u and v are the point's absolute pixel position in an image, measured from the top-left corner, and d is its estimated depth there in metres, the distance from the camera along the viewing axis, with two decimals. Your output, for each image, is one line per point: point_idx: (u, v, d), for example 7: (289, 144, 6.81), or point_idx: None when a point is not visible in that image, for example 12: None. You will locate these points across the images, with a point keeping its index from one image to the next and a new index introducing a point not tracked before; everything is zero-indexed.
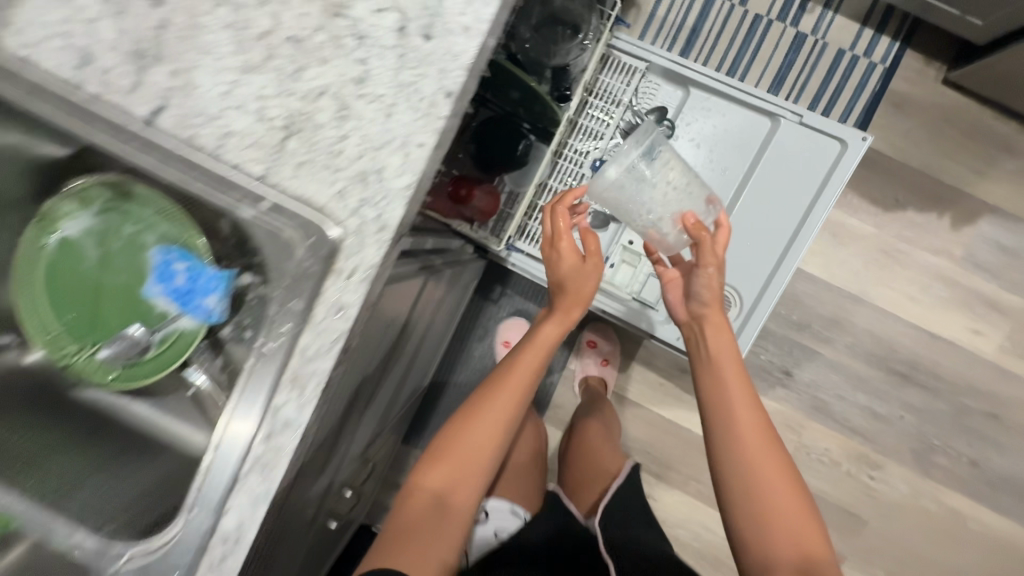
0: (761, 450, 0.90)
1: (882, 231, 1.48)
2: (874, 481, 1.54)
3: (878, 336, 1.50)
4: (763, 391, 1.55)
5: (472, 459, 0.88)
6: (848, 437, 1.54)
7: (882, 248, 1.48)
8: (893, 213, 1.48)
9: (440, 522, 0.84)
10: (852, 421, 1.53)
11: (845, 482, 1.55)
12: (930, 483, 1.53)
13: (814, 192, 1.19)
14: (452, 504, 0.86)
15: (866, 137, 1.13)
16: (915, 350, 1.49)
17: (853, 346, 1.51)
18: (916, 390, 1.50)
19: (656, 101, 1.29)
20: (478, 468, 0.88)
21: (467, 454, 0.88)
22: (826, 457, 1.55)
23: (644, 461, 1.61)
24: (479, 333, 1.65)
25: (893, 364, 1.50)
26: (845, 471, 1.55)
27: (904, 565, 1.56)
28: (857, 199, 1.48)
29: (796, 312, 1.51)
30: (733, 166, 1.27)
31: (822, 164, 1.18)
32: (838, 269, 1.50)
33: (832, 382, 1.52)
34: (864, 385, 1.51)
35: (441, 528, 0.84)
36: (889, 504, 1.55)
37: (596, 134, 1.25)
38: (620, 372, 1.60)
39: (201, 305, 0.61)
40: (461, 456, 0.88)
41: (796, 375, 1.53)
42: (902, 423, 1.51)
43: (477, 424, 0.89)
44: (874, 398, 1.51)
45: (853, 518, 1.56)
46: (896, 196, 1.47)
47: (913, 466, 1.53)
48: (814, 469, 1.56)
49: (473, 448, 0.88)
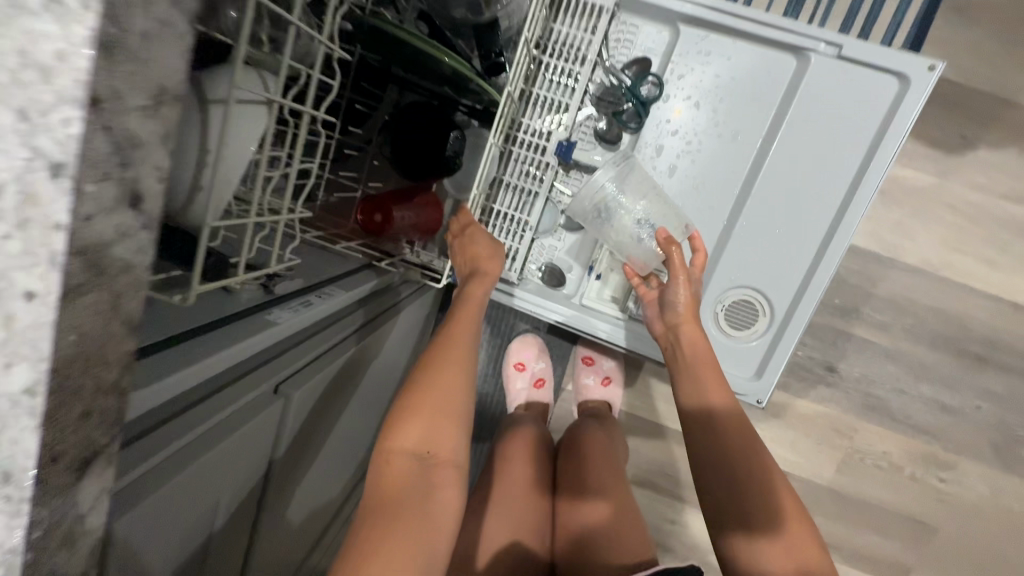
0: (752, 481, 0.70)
1: (946, 180, 1.17)
2: (944, 484, 1.29)
3: (943, 312, 1.21)
4: (804, 392, 1.28)
5: (445, 435, 0.59)
6: (910, 436, 1.27)
7: (945, 202, 1.17)
8: (962, 156, 1.15)
9: (427, 496, 0.56)
10: (915, 417, 1.26)
11: (909, 488, 1.30)
12: (1012, 479, 1.27)
13: (861, 152, 0.89)
14: (438, 463, 0.58)
15: (935, 67, 0.82)
16: (991, 325, 1.21)
17: (914, 328, 1.22)
18: (992, 373, 1.23)
19: (635, 50, 0.95)
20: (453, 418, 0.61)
21: (437, 443, 0.59)
22: (885, 461, 1.29)
23: (665, 485, 1.37)
24: None
25: (964, 345, 1.22)
26: (909, 475, 1.29)
27: (982, 573, 1.32)
28: (912, 144, 1.16)
29: (837, 295, 1.23)
30: (746, 129, 0.93)
31: (871, 112, 0.87)
32: (890, 235, 1.20)
33: (889, 374, 1.25)
34: (928, 373, 1.24)
35: (429, 513, 0.55)
36: (964, 508, 1.29)
37: (558, 107, 0.93)
38: (627, 386, 1.35)
39: None
40: (430, 441, 0.59)
41: (842, 371, 1.26)
42: (978, 413, 1.24)
43: (437, 393, 0.61)
44: (941, 388, 1.24)
45: (921, 527, 1.31)
46: (962, 133, 1.15)
47: (991, 462, 1.27)
48: (870, 476, 1.30)
49: (444, 409, 0.60)
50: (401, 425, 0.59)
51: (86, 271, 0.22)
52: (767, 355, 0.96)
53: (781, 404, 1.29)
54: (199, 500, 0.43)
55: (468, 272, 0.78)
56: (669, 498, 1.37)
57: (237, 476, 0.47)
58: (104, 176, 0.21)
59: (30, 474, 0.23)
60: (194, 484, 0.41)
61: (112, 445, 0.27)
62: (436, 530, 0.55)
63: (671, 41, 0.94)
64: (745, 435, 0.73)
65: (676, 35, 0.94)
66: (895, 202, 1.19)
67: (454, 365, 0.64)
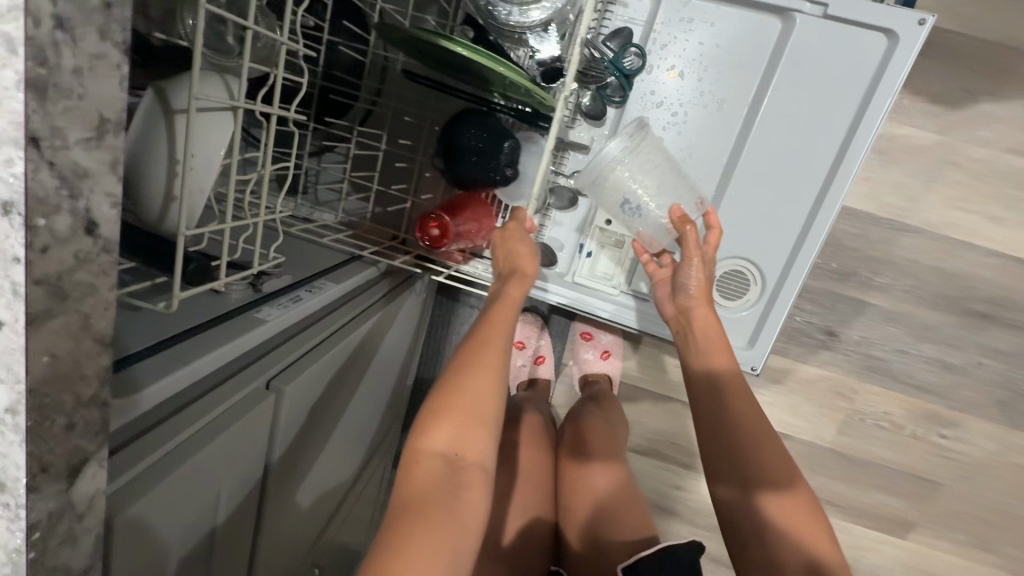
0: (763, 467, 0.73)
1: (946, 136, 1.14)
2: (947, 441, 1.29)
3: (944, 271, 1.20)
4: (805, 357, 1.28)
5: (473, 440, 0.60)
6: (911, 396, 1.27)
7: (946, 158, 1.15)
8: (963, 109, 1.12)
9: (454, 498, 0.57)
10: (916, 377, 1.26)
11: (912, 446, 1.31)
12: (1016, 434, 1.27)
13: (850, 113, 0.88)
14: (462, 468, 0.59)
15: (924, 20, 0.81)
16: (994, 282, 1.20)
17: (913, 289, 1.21)
18: (994, 330, 1.22)
19: (615, 20, 0.93)
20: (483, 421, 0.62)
21: (463, 447, 0.60)
22: (886, 421, 1.30)
23: (669, 453, 1.39)
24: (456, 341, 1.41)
25: (965, 303, 1.21)
26: (910, 434, 1.30)
27: (987, 525, 1.34)
28: (910, 99, 1.13)
29: (835, 259, 1.22)
30: (733, 96, 0.91)
31: (860, 72, 0.86)
32: (888, 195, 1.18)
33: (889, 336, 1.24)
34: (929, 333, 1.23)
35: (453, 518, 0.56)
36: (968, 463, 1.30)
37: None
38: (628, 360, 1.36)
39: None
40: (457, 445, 0.59)
41: (842, 335, 1.26)
42: (981, 370, 1.24)
43: (469, 398, 0.61)
44: (943, 347, 1.24)
45: (924, 484, 1.33)
46: (963, 85, 1.11)
47: (995, 418, 1.27)
48: (873, 436, 1.31)
49: (472, 414, 0.61)
50: (430, 427, 0.60)
51: (49, 296, 0.24)
52: (759, 323, 0.98)
53: (782, 370, 1.30)
54: (201, 493, 0.45)
55: (505, 272, 0.74)
56: (674, 466, 1.40)
57: (236, 469, 0.49)
58: (52, 209, 0.23)
59: (23, 480, 0.26)
60: (195, 478, 0.43)
61: (100, 453, 0.29)
62: (462, 529, 0.56)
63: (653, 8, 0.91)
64: (756, 423, 0.75)
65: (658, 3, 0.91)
66: (895, 161, 1.16)
67: (485, 366, 0.63)
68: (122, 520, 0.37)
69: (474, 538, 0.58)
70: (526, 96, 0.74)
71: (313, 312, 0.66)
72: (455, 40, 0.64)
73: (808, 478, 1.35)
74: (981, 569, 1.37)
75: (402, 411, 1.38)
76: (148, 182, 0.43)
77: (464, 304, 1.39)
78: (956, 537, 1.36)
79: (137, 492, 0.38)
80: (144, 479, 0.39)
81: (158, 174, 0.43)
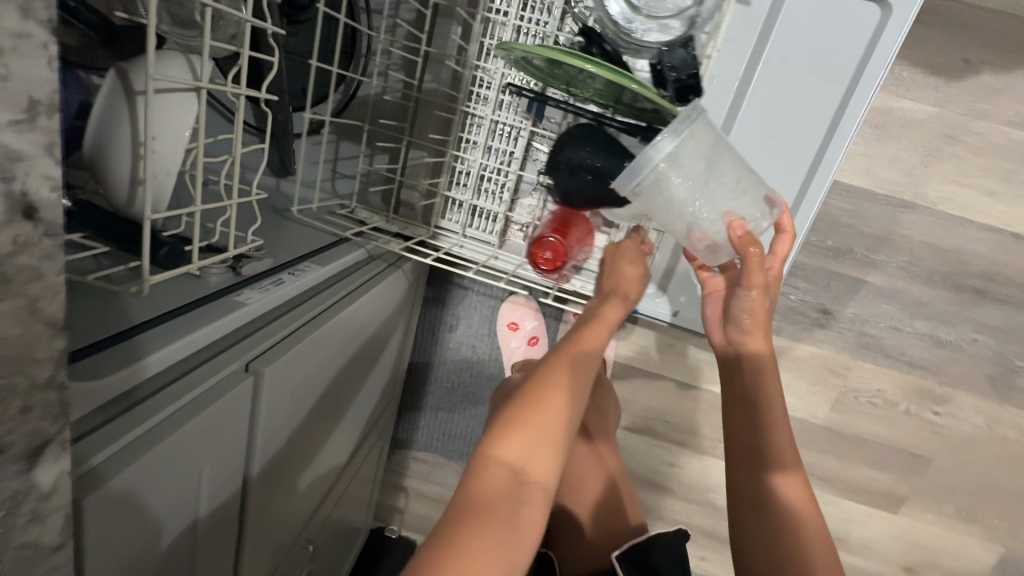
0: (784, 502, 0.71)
1: (945, 109, 1.11)
2: (940, 417, 1.30)
3: (940, 248, 1.19)
4: (798, 336, 1.28)
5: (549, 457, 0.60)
6: (904, 373, 1.28)
7: (944, 132, 1.12)
8: (963, 81, 1.09)
9: (515, 509, 0.57)
10: (910, 354, 1.26)
11: (905, 423, 1.31)
12: (1009, 409, 1.28)
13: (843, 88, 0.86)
14: (528, 484, 0.58)
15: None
16: (990, 258, 1.18)
17: (908, 266, 1.20)
18: (990, 306, 1.21)
19: None
20: (560, 435, 0.61)
21: (536, 459, 0.59)
22: (879, 398, 1.30)
23: (664, 432, 1.41)
24: (450, 323, 1.42)
25: (961, 279, 1.20)
26: (903, 411, 1.30)
27: (977, 499, 1.35)
28: (909, 72, 1.10)
29: (830, 236, 1.21)
30: (721, 74, 0.89)
31: (854, 46, 0.84)
32: (885, 171, 1.16)
33: (883, 313, 1.24)
34: (924, 310, 1.23)
35: (513, 527, 0.56)
36: (960, 439, 1.31)
37: None
38: (622, 340, 1.36)
39: None
40: (531, 456, 0.59)
41: (836, 313, 1.25)
42: (975, 347, 1.24)
43: (561, 409, 0.62)
44: (938, 324, 1.23)
45: (915, 459, 1.34)
46: (964, 56, 1.08)
47: (988, 394, 1.27)
48: (865, 414, 1.32)
49: (551, 427, 0.61)
50: (503, 433, 0.60)
51: None
52: None
53: (776, 349, 1.30)
54: (189, 468, 0.46)
55: (609, 291, 0.78)
56: (668, 444, 1.41)
57: (221, 447, 0.51)
58: None
59: None
60: (176, 455, 0.44)
61: (63, 436, 0.30)
62: (518, 542, 0.55)
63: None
64: (786, 454, 0.72)
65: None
66: (893, 136, 1.14)
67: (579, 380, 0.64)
68: (114, 488, 0.38)
69: (523, 558, 0.56)
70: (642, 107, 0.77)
71: (297, 295, 0.67)
72: (583, 59, 0.68)
73: (800, 454, 1.37)
74: (971, 541, 1.39)
75: (397, 392, 1.39)
76: (113, 167, 0.43)
77: (457, 285, 1.39)
78: (946, 511, 1.37)
79: (125, 462, 0.39)
80: (135, 449, 0.41)
81: (122, 160, 0.43)
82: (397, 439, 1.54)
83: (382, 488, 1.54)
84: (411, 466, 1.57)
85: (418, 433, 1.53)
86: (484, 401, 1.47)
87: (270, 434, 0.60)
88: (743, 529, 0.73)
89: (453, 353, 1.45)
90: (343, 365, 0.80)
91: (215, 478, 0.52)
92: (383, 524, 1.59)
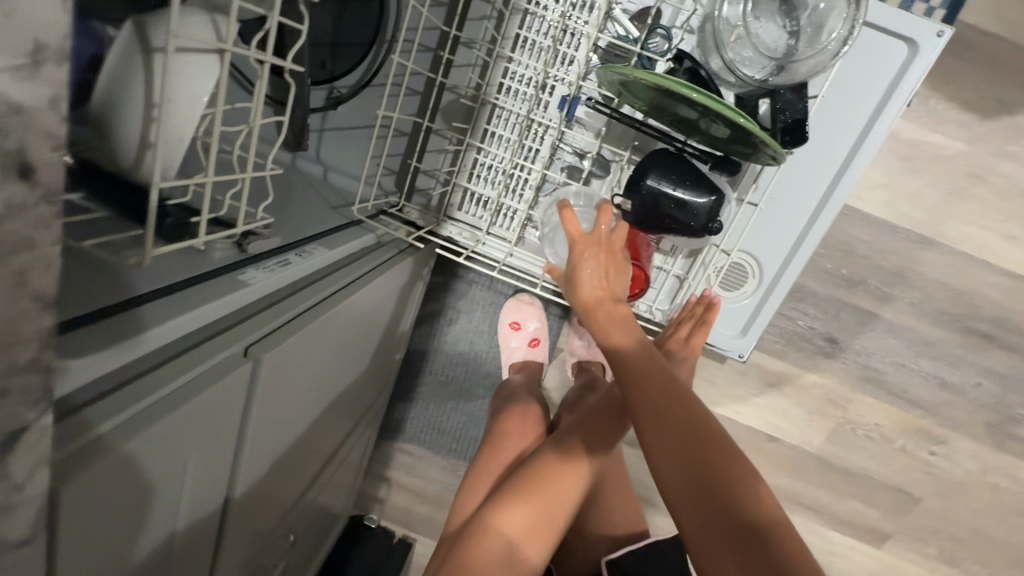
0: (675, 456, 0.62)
1: (974, 148, 1.09)
2: (935, 458, 1.29)
3: (954, 288, 1.17)
4: (801, 363, 1.26)
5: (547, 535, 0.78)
6: (903, 410, 1.26)
7: (972, 171, 1.10)
8: (996, 122, 1.07)
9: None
10: (911, 392, 1.25)
11: (899, 460, 1.30)
12: (1004, 456, 1.27)
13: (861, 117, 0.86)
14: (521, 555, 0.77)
15: (943, 30, 0.80)
16: (1002, 302, 1.17)
17: (920, 303, 1.19)
18: (997, 351, 1.20)
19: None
20: (556, 519, 0.78)
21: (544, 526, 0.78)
22: (876, 433, 1.29)
23: None
24: (450, 316, 1.40)
25: (971, 322, 1.18)
26: (899, 448, 1.29)
27: (962, 543, 1.35)
28: (942, 107, 1.08)
29: (845, 266, 1.18)
30: None
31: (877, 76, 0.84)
32: (909, 205, 1.14)
33: (890, 349, 1.22)
34: (930, 349, 1.21)
35: None
36: (952, 481, 1.30)
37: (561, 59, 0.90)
38: None
39: None
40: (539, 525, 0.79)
41: (842, 344, 1.23)
42: (978, 390, 1.23)
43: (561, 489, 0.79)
44: (943, 364, 1.22)
45: (905, 497, 1.33)
46: (999, 96, 1.06)
47: (984, 439, 1.26)
48: (860, 447, 1.31)
49: (546, 512, 0.78)
50: (510, 513, 0.77)
51: None
52: (754, 315, 0.99)
53: (778, 374, 1.28)
54: (196, 437, 0.46)
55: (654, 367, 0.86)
56: None
57: (212, 433, 0.48)
58: None
59: None
60: (167, 438, 0.41)
61: (41, 420, 0.27)
62: None
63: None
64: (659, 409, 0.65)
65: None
66: (920, 170, 1.11)
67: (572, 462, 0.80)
68: (127, 449, 0.38)
69: None
70: (744, 143, 0.74)
71: (303, 278, 0.64)
72: (685, 85, 0.67)
73: (791, 481, 1.35)
74: None
75: (390, 382, 1.37)
76: (122, 124, 0.40)
77: (460, 279, 1.37)
78: (930, 551, 1.37)
79: (139, 426, 0.39)
80: (151, 413, 0.40)
81: (132, 119, 0.40)
82: (384, 429, 1.51)
83: (365, 477, 1.51)
84: (395, 457, 1.54)
85: (406, 425, 1.50)
86: (476, 397, 1.45)
87: (263, 421, 0.57)
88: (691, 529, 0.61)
89: (449, 347, 1.42)
90: (342, 354, 0.77)
91: (204, 464, 0.49)
92: (362, 513, 1.56)
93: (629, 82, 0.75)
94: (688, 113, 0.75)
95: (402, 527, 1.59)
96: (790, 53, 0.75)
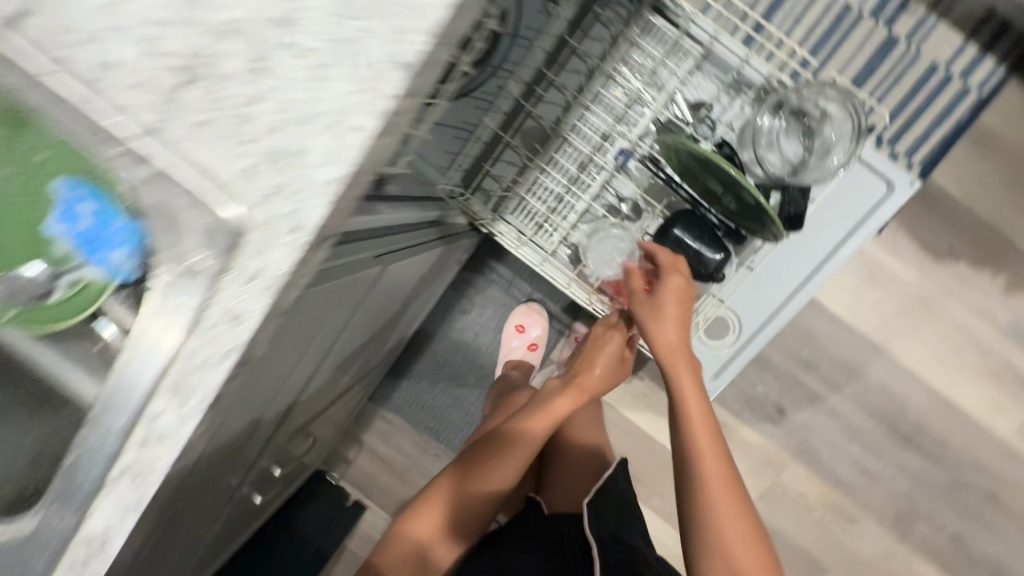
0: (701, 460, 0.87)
1: (926, 279, 1.34)
2: (846, 534, 1.47)
3: (889, 390, 1.39)
4: (753, 423, 1.45)
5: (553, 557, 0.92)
6: (828, 486, 1.46)
7: (919, 298, 1.35)
8: (945, 264, 1.33)
9: None
10: (838, 471, 1.44)
11: (816, 529, 1.48)
12: (902, 546, 1.46)
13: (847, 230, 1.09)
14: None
15: (915, 182, 1.03)
16: (924, 412, 1.39)
17: (859, 396, 1.40)
18: (912, 453, 1.41)
19: (700, 94, 1.08)
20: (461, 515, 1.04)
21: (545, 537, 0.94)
22: (801, 500, 1.47)
23: None
24: (464, 306, 1.56)
25: (897, 422, 1.40)
26: (817, 518, 1.48)
27: None
28: (907, 241, 1.33)
29: (806, 348, 1.40)
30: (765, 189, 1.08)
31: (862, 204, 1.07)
32: (867, 311, 1.37)
33: (827, 429, 1.43)
34: (860, 437, 1.42)
35: None
36: (856, 559, 1.48)
37: (627, 120, 1.11)
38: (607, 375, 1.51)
39: (103, 260, 0.51)
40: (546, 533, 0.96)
41: (790, 415, 1.44)
42: (891, 483, 1.43)
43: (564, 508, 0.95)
44: (867, 453, 1.43)
45: (814, 565, 1.50)
46: (951, 244, 1.32)
47: (889, 527, 1.46)
48: (786, 510, 1.49)
49: (448, 515, 1.04)
50: (413, 523, 1.03)
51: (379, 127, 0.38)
52: (725, 365, 1.21)
53: (731, 428, 1.47)
54: (317, 311, 0.62)
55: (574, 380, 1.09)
56: None
57: (321, 313, 0.63)
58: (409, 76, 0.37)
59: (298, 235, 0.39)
60: (317, 302, 0.58)
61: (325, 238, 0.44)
62: None
63: (747, 95, 1.04)
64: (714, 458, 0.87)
65: (761, 95, 1.03)
66: (880, 286, 1.35)
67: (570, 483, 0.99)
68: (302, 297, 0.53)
69: None
70: (755, 219, 0.96)
71: (396, 224, 0.81)
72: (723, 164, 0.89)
73: None
74: None
75: (396, 349, 1.51)
76: None
77: (483, 277, 1.54)
78: None
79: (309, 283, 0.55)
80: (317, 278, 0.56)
81: None
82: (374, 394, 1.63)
83: (343, 432, 1.61)
84: (375, 423, 1.65)
85: (395, 395, 1.62)
86: (466, 385, 1.59)
87: (339, 319, 0.73)
88: (700, 525, 0.83)
89: (455, 334, 1.57)
90: (388, 293, 0.93)
91: (307, 331, 0.65)
92: (328, 468, 1.64)
93: (676, 152, 0.97)
94: (715, 187, 0.98)
95: (360, 491, 1.67)
96: (803, 163, 1.00)
